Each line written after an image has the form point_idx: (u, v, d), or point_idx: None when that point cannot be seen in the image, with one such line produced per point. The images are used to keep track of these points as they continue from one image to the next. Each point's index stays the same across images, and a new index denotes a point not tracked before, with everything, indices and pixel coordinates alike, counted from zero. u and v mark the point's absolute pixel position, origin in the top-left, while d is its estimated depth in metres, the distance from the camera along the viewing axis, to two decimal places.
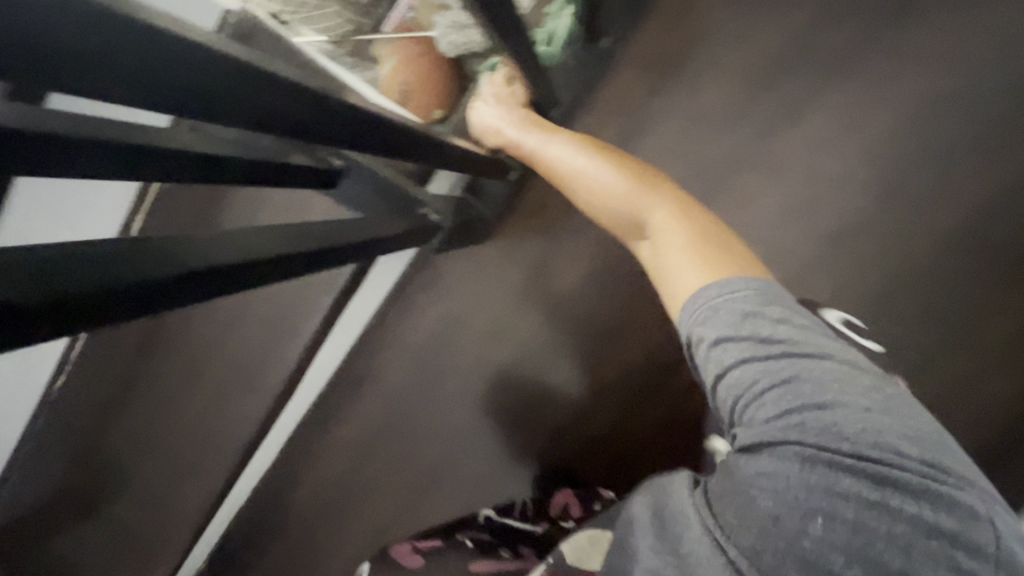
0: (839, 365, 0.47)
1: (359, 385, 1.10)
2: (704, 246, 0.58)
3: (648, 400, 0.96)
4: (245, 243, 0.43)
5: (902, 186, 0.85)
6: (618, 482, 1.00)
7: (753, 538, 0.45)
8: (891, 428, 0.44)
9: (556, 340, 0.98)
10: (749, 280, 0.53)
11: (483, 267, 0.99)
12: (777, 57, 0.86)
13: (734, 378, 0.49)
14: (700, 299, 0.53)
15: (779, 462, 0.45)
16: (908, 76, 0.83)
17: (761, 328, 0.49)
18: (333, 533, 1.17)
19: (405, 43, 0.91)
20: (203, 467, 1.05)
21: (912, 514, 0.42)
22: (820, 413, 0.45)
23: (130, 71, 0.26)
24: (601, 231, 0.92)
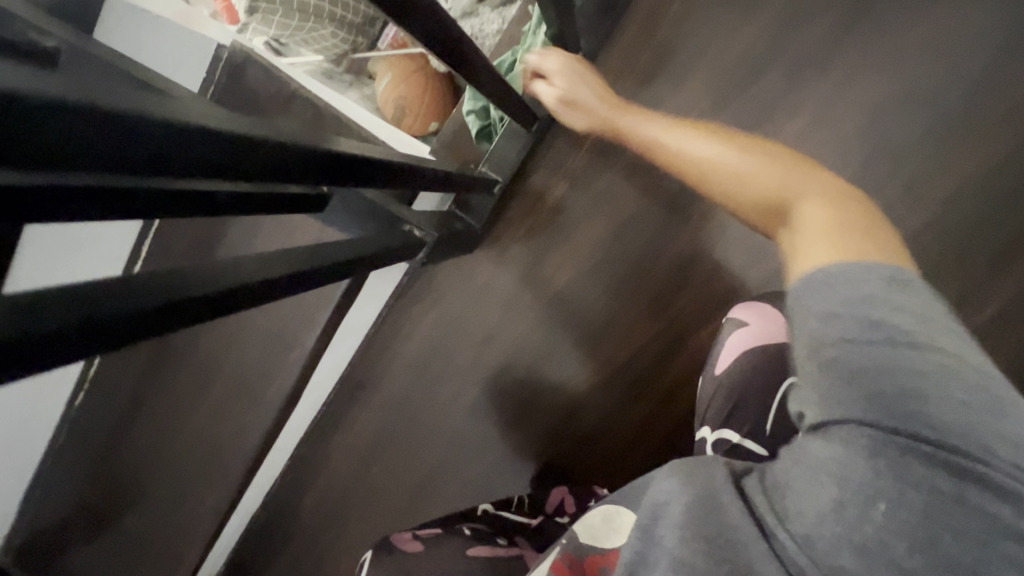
0: (946, 355, 0.43)
1: (359, 392, 1.13)
2: (849, 230, 0.52)
3: (639, 398, 0.99)
4: (243, 266, 0.46)
5: (887, 180, 0.83)
6: (614, 477, 1.03)
7: (809, 524, 0.42)
8: (988, 427, 0.40)
9: (548, 343, 1.01)
10: (887, 266, 0.48)
11: (476, 274, 1.03)
12: (753, 55, 0.85)
13: (828, 355, 0.45)
14: (825, 270, 0.49)
15: (847, 442, 0.42)
16: (886, 69, 0.81)
17: (870, 306, 0.45)
18: (341, 536, 1.20)
19: (398, 59, 0.91)
20: (208, 484, 1.07)
21: (995, 517, 0.38)
22: (911, 399, 0.41)
23: (141, 162, 0.27)
24: (586, 236, 0.96)
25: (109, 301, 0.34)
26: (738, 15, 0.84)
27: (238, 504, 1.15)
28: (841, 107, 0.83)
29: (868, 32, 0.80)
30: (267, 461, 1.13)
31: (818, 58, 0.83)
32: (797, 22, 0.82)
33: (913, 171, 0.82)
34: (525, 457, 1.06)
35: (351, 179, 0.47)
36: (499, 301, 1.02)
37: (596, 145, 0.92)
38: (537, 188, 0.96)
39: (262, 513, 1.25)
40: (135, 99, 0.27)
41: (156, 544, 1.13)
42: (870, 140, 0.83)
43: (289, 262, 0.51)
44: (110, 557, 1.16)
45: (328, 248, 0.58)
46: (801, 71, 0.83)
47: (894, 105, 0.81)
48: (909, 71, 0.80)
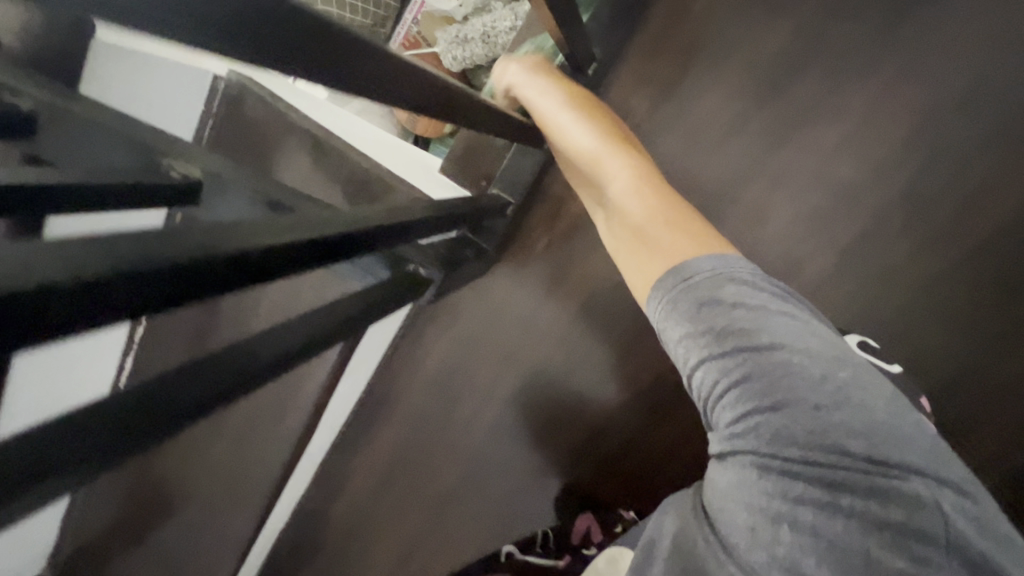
0: (791, 356, 0.46)
1: (376, 416, 1.11)
2: (678, 225, 0.59)
3: (665, 423, 0.94)
4: (270, 344, 0.50)
5: (935, 190, 0.75)
6: (641, 504, 0.98)
7: (740, 550, 0.47)
8: (840, 425, 0.43)
9: (567, 366, 0.97)
10: (710, 262, 0.53)
11: (490, 296, 0.99)
12: (782, 57, 0.77)
13: (699, 379, 0.50)
14: (670, 281, 0.54)
15: (740, 469, 0.47)
16: (934, 68, 0.73)
17: (715, 320, 0.49)
18: (362, 561, 1.18)
19: None
20: (233, 511, 1.07)
21: (863, 511, 0.43)
22: (771, 414, 0.45)
23: (106, 307, 0.27)
24: (604, 256, 0.91)
25: (145, 408, 0.39)
26: (769, 13, 0.77)
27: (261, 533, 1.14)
28: (884, 111, 0.75)
29: (912, 26, 0.72)
30: (287, 492, 1.11)
31: (861, 57, 0.75)
32: (836, 18, 0.75)
33: (965, 179, 0.74)
34: (545, 482, 1.03)
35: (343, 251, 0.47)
36: (516, 323, 0.99)
37: None
38: (551, 205, 0.91)
39: (282, 538, 1.23)
40: (86, 257, 0.27)
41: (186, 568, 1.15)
42: (918, 148, 0.75)
43: (312, 326, 0.55)
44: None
45: (311, 316, 0.56)
46: (836, 71, 0.76)
47: (944, 107, 0.73)
48: (959, 68, 0.72)
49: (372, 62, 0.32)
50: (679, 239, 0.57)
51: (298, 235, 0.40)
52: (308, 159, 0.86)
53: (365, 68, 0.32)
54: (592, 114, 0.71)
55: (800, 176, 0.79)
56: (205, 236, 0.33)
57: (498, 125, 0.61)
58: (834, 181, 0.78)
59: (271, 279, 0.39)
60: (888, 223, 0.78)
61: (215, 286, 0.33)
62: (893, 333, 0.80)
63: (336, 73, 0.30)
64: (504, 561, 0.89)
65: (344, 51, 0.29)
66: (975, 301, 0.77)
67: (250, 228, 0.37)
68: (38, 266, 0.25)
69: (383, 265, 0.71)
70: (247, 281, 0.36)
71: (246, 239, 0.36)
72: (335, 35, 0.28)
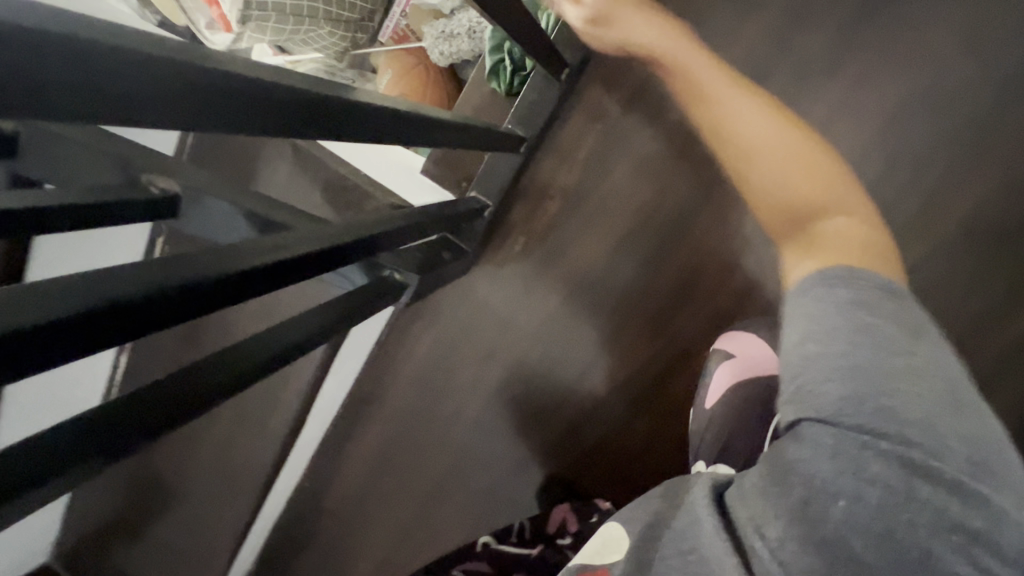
0: (922, 364, 0.46)
1: (365, 409, 1.15)
2: (853, 246, 0.55)
3: (644, 415, 0.97)
4: (242, 355, 0.52)
5: (889, 193, 0.79)
6: (618, 493, 1.01)
7: (783, 526, 0.44)
8: (944, 426, 0.43)
9: (547, 360, 1.00)
10: (882, 278, 0.52)
11: (473, 293, 1.02)
12: (748, 64, 0.80)
13: (814, 354, 0.48)
14: (822, 277, 0.52)
15: (816, 441, 0.45)
16: (887, 77, 0.77)
17: (862, 313, 0.49)
18: (354, 546, 1.22)
19: (400, 57, 1.00)
20: (225, 501, 1.11)
21: (940, 508, 0.41)
22: (878, 398, 0.44)
23: (98, 333, 0.30)
24: (581, 253, 0.93)
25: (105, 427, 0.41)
26: (736, 18, 0.80)
27: (254, 523, 1.17)
28: (843, 117, 0.79)
29: (866, 39, 0.77)
30: (279, 480, 1.15)
31: (822, 65, 0.78)
32: (799, 25, 0.78)
33: (917, 184, 0.78)
34: (531, 474, 1.06)
35: (331, 262, 0.49)
36: (497, 318, 1.02)
37: (589, 160, 0.89)
38: (529, 205, 0.94)
39: (277, 528, 1.27)
40: (68, 297, 0.30)
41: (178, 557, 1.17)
42: (877, 152, 0.79)
43: (289, 332, 0.57)
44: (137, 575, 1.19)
45: (291, 323, 0.58)
46: (799, 79, 0.79)
47: (896, 115, 0.77)
48: (909, 79, 0.76)
49: (327, 105, 0.35)
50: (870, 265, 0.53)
51: (277, 256, 0.42)
52: (291, 162, 0.90)
53: (308, 114, 0.34)
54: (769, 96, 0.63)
55: None
56: (188, 265, 0.36)
57: (471, 140, 0.62)
58: None
59: (252, 297, 0.40)
60: None
61: (190, 312, 0.36)
62: None
63: (282, 118, 0.32)
64: (480, 550, 0.91)
65: (277, 106, 0.31)
66: (931, 296, 0.81)
67: (230, 249, 0.40)
68: (22, 308, 0.28)
69: (358, 271, 0.75)
70: (233, 295, 0.38)
71: (224, 262, 0.38)
72: (266, 88, 0.30)
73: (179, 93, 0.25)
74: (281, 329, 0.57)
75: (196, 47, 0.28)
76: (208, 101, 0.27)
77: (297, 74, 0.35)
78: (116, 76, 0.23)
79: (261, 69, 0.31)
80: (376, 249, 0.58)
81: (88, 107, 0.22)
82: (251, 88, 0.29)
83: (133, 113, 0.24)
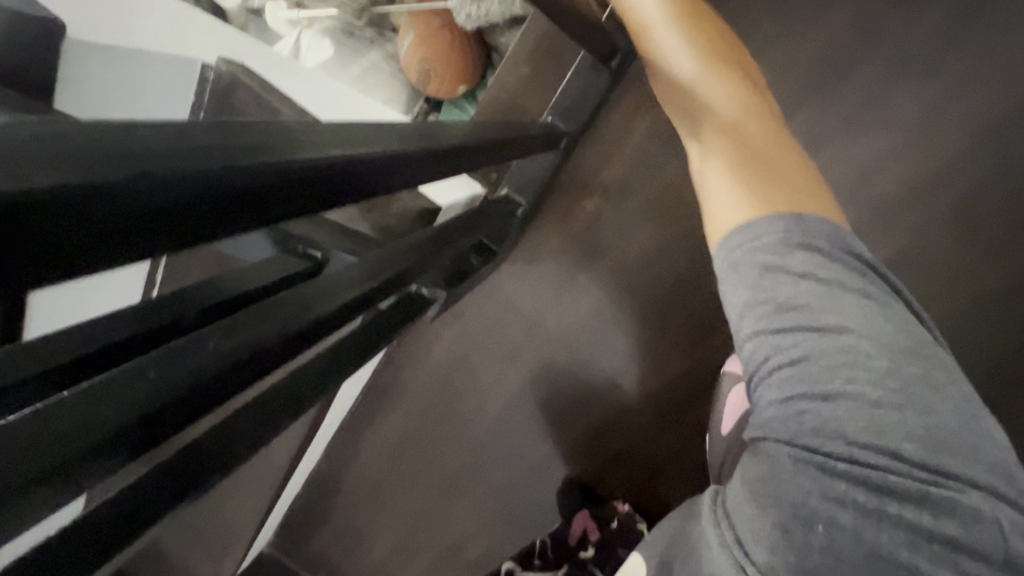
0: (856, 343, 0.44)
1: (385, 399, 1.13)
2: (750, 167, 0.53)
3: (672, 425, 0.93)
4: (270, 396, 0.50)
5: (977, 208, 0.70)
6: (641, 498, 0.99)
7: (775, 555, 0.43)
8: (895, 423, 0.42)
9: (573, 363, 0.96)
10: (784, 221, 0.49)
11: (498, 289, 0.96)
12: (825, 56, 0.71)
13: (749, 350, 0.48)
14: (731, 243, 0.51)
15: (773, 461, 0.45)
16: (992, 74, 0.66)
17: (779, 290, 0.47)
18: (370, 528, 1.23)
19: (421, 18, 0.84)
20: (239, 495, 1.08)
21: (912, 521, 0.41)
22: (821, 405, 0.43)
23: (153, 429, 0.32)
24: (620, 255, 0.87)
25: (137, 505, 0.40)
26: (820, 1, 0.69)
27: (272, 513, 1.16)
28: (931, 120, 0.69)
29: (972, 32, 0.66)
30: (299, 469, 1.15)
31: (913, 59, 0.68)
32: (898, 11, 0.67)
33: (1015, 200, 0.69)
34: (552, 473, 1.04)
35: (359, 307, 0.49)
36: (523, 318, 0.97)
37: (634, 155, 0.81)
38: (565, 203, 0.87)
39: (297, 505, 1.29)
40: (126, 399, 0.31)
41: (190, 550, 1.15)
42: (966, 160, 0.69)
43: (316, 361, 0.55)
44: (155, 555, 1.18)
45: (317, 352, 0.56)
46: (884, 76, 0.69)
47: (997, 119, 0.67)
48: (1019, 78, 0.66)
49: (345, 171, 0.31)
50: (745, 190, 0.52)
51: (292, 320, 0.42)
52: None
53: (325, 188, 0.30)
54: (688, 4, 0.60)
55: (838, 188, 0.74)
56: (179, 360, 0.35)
57: (499, 164, 0.57)
58: (873, 193, 0.73)
59: (271, 368, 0.40)
60: (928, 240, 0.73)
61: (200, 409, 0.35)
62: None
63: (291, 200, 0.28)
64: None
65: (272, 191, 0.26)
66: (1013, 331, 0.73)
67: (254, 316, 0.40)
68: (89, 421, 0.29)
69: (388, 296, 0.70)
70: (254, 370, 0.38)
71: (244, 336, 0.38)
72: (270, 179, 0.26)
73: (176, 207, 0.22)
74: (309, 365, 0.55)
75: (198, 130, 0.24)
76: (194, 207, 0.23)
77: (302, 132, 0.30)
78: (56, 215, 0.18)
79: (274, 145, 0.27)
80: (405, 281, 0.57)
81: (95, 247, 0.20)
82: (245, 185, 0.25)
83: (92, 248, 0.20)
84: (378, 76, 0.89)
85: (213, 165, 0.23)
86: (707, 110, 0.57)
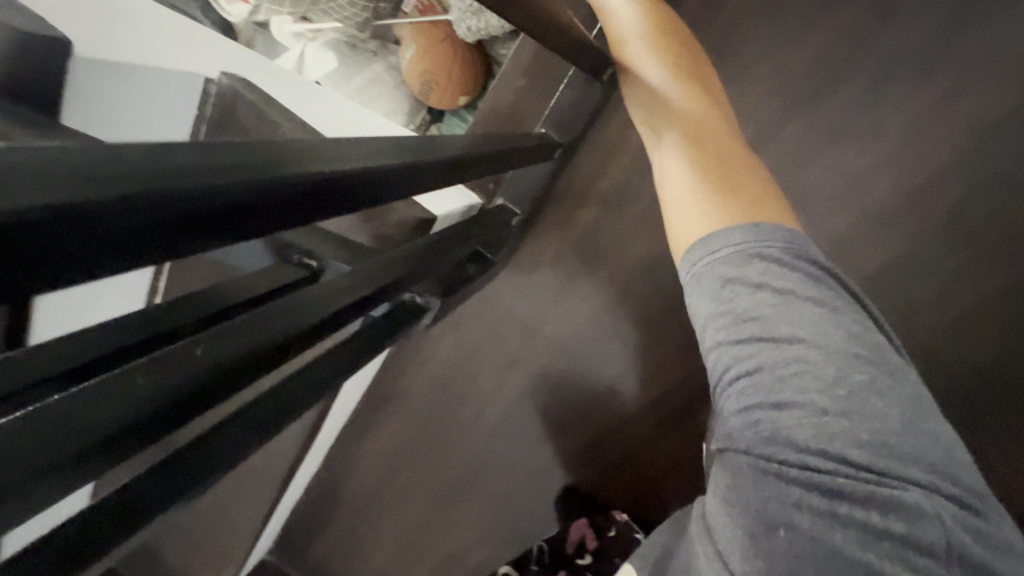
0: (806, 351, 0.44)
1: (384, 407, 1.14)
2: (712, 178, 0.54)
3: (669, 433, 0.93)
4: (264, 403, 0.51)
5: (968, 217, 0.71)
6: (638, 506, 0.99)
7: (740, 561, 0.44)
8: (844, 430, 0.42)
9: (570, 370, 0.96)
10: (741, 232, 0.49)
11: (495, 297, 0.97)
12: (817, 67, 0.71)
13: (710, 361, 0.48)
14: (694, 256, 0.51)
15: (734, 469, 0.46)
16: (984, 84, 0.67)
17: (736, 301, 0.47)
18: (368, 535, 1.23)
19: (424, 32, 0.86)
20: (240, 502, 1.09)
21: (865, 523, 0.41)
22: (774, 413, 0.43)
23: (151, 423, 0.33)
24: (616, 263, 0.88)
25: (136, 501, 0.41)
26: (813, 13, 0.70)
27: (270, 520, 1.16)
28: (922, 130, 0.70)
29: (963, 42, 0.66)
30: (298, 477, 1.15)
31: (903, 71, 0.69)
32: (889, 22, 0.68)
33: (1005, 208, 0.69)
34: (550, 481, 1.04)
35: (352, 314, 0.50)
36: (520, 326, 0.97)
37: (629, 165, 0.82)
38: (561, 212, 0.88)
39: (297, 512, 1.29)
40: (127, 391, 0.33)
41: (190, 556, 1.16)
42: (958, 170, 0.70)
43: (310, 368, 0.56)
44: (156, 560, 1.18)
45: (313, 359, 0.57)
46: (876, 87, 0.70)
47: (987, 129, 0.68)
48: (1011, 88, 0.66)
49: (345, 184, 0.32)
50: (708, 201, 0.53)
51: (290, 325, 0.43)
52: None
53: (323, 199, 0.31)
54: (658, 21, 0.62)
55: (829, 197, 0.75)
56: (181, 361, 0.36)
57: (494, 174, 0.58)
58: (864, 202, 0.74)
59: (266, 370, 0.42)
60: (920, 248, 0.74)
61: (199, 407, 0.36)
62: (913, 357, 0.77)
63: (291, 211, 0.29)
64: None
65: (276, 204, 0.28)
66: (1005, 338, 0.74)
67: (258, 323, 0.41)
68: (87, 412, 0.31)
69: (383, 303, 0.72)
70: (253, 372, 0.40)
71: (245, 340, 0.39)
72: (276, 193, 0.27)
73: (186, 218, 0.24)
74: (304, 372, 0.56)
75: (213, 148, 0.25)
76: (192, 218, 0.24)
77: (303, 146, 0.31)
78: (77, 226, 0.20)
79: (282, 161, 0.28)
80: (399, 288, 0.58)
81: (107, 251, 0.22)
82: (253, 199, 0.26)
83: (101, 252, 0.21)
84: (380, 88, 0.90)
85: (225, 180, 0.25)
86: (673, 119, 0.59)
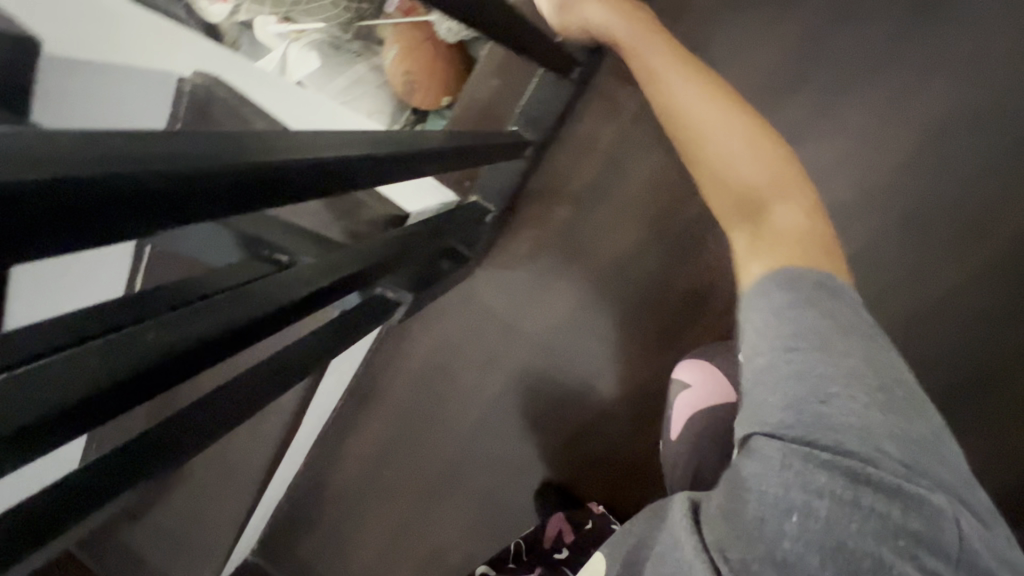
0: (856, 360, 0.47)
1: (365, 404, 1.15)
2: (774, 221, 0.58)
3: (645, 425, 0.95)
4: (225, 394, 0.53)
5: (926, 210, 0.74)
6: (617, 499, 1.00)
7: (743, 546, 0.42)
8: (880, 426, 0.44)
9: (547, 365, 0.97)
10: (812, 271, 0.53)
11: (473, 293, 0.98)
12: (778, 68, 0.74)
13: (759, 362, 0.49)
14: (764, 281, 0.54)
15: (762, 455, 0.45)
16: (935, 84, 0.70)
17: (794, 311, 0.50)
18: (352, 534, 1.23)
19: (406, 33, 0.87)
20: (220, 501, 1.09)
21: (884, 515, 0.41)
22: (819, 405, 0.45)
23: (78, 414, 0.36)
24: (590, 258, 0.89)
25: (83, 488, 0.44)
26: (772, 17, 0.73)
27: (251, 521, 1.16)
28: (880, 128, 0.73)
29: (913, 45, 0.70)
30: (278, 476, 1.15)
31: (859, 71, 0.72)
32: (842, 27, 0.71)
33: (959, 201, 0.72)
34: (530, 476, 1.05)
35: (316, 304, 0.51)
36: (498, 322, 0.99)
37: (602, 162, 0.84)
38: (536, 209, 0.89)
39: (280, 513, 1.29)
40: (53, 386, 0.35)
41: (169, 556, 1.15)
42: (915, 165, 0.73)
43: (280, 361, 0.57)
44: (138, 562, 1.18)
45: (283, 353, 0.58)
46: (834, 87, 0.73)
47: (940, 125, 0.71)
48: (960, 87, 0.69)
49: (306, 176, 0.34)
50: (775, 247, 0.56)
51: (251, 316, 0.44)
52: None
53: (282, 188, 0.33)
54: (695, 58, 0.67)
55: None
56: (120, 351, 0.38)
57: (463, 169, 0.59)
58: (829, 198, 0.76)
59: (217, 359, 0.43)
60: (882, 241, 0.76)
61: (137, 394, 0.38)
62: None
63: (247, 198, 0.31)
64: None
65: (230, 192, 0.29)
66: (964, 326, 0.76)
67: (212, 312, 0.43)
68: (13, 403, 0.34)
69: (354, 294, 0.73)
70: (201, 359, 0.41)
71: (193, 330, 0.41)
72: (230, 180, 0.29)
73: (138, 200, 0.25)
74: (272, 367, 0.56)
75: (171, 138, 0.27)
76: (145, 199, 0.25)
77: (266, 138, 0.32)
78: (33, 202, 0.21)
79: (243, 152, 0.30)
80: (367, 279, 0.58)
81: (60, 231, 0.23)
82: (206, 184, 0.27)
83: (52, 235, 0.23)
84: (365, 88, 0.90)
85: (178, 166, 0.26)
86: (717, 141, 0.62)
